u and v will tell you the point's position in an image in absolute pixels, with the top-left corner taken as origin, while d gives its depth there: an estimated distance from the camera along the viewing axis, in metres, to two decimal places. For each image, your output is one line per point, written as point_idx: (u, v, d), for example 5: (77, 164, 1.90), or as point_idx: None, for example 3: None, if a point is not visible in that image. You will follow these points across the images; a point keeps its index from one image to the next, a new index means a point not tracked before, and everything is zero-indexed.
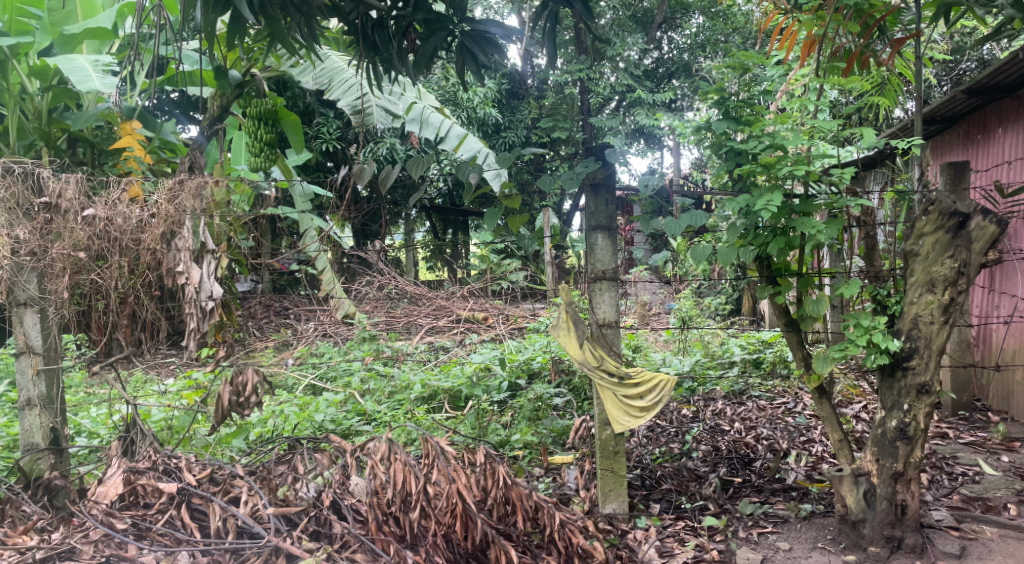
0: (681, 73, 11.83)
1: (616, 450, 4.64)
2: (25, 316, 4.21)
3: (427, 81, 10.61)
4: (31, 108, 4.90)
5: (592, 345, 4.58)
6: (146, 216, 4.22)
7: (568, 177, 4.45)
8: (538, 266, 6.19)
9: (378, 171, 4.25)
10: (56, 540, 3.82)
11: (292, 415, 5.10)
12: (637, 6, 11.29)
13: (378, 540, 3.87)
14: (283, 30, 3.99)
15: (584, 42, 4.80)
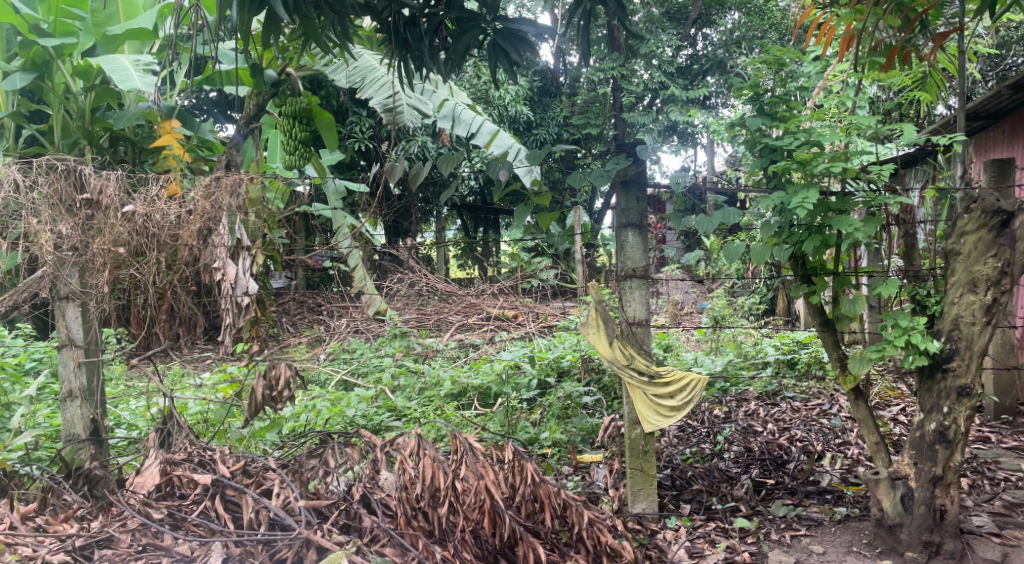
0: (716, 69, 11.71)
1: (646, 449, 4.62)
2: (67, 310, 4.16)
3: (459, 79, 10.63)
4: (75, 108, 5.05)
5: (623, 343, 4.55)
6: (183, 213, 4.33)
7: (600, 174, 4.44)
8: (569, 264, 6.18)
9: (409, 168, 4.27)
10: (95, 528, 3.92)
11: (324, 410, 5.16)
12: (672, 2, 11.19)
13: (407, 534, 3.91)
14: (317, 29, 4.02)
15: (618, 39, 4.77)
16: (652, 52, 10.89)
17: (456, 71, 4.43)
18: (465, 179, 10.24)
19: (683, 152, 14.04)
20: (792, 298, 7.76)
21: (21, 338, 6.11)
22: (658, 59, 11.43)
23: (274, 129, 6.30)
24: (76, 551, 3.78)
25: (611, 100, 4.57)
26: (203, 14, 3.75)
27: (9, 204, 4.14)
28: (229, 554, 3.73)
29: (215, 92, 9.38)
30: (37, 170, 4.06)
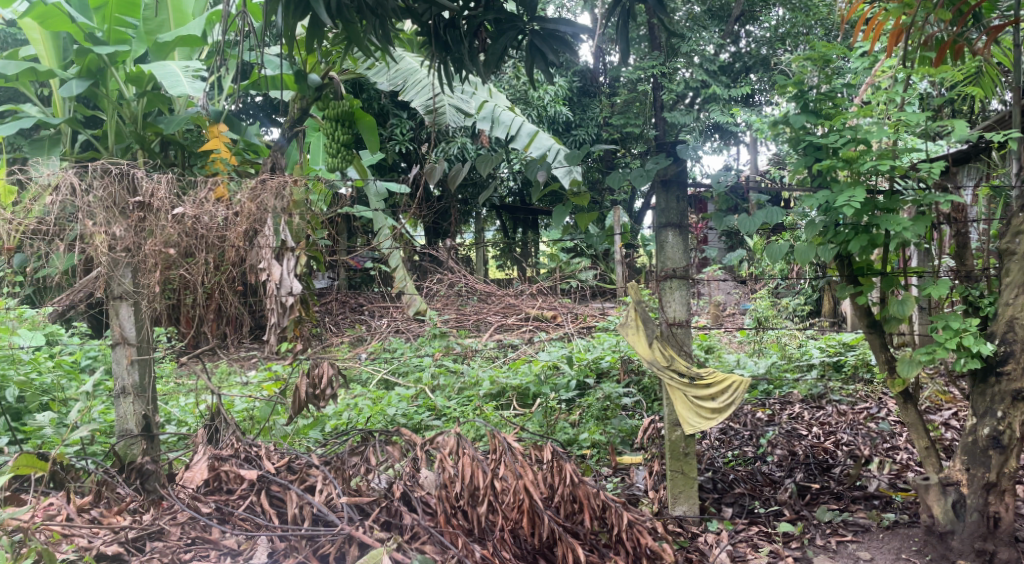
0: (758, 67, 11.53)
1: (686, 452, 4.59)
2: (121, 309, 4.32)
3: (499, 80, 10.66)
4: (128, 113, 5.21)
5: (663, 344, 4.54)
6: (231, 215, 4.38)
7: (639, 174, 4.43)
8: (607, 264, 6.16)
9: (448, 170, 4.33)
10: (146, 521, 4.04)
11: (365, 408, 5.22)
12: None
13: (447, 532, 3.95)
14: (358, 33, 4.08)
15: (659, 37, 4.73)
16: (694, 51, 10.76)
17: (494, 72, 4.44)
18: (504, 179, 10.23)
19: (726, 151, 13.87)
20: (838, 299, 7.60)
21: (78, 337, 6.32)
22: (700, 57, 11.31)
23: (316, 132, 6.38)
24: (129, 543, 3.91)
25: (651, 100, 4.54)
26: (249, 20, 3.83)
27: (65, 207, 4.27)
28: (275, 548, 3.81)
29: (262, 97, 9.55)
30: (92, 174, 4.20)
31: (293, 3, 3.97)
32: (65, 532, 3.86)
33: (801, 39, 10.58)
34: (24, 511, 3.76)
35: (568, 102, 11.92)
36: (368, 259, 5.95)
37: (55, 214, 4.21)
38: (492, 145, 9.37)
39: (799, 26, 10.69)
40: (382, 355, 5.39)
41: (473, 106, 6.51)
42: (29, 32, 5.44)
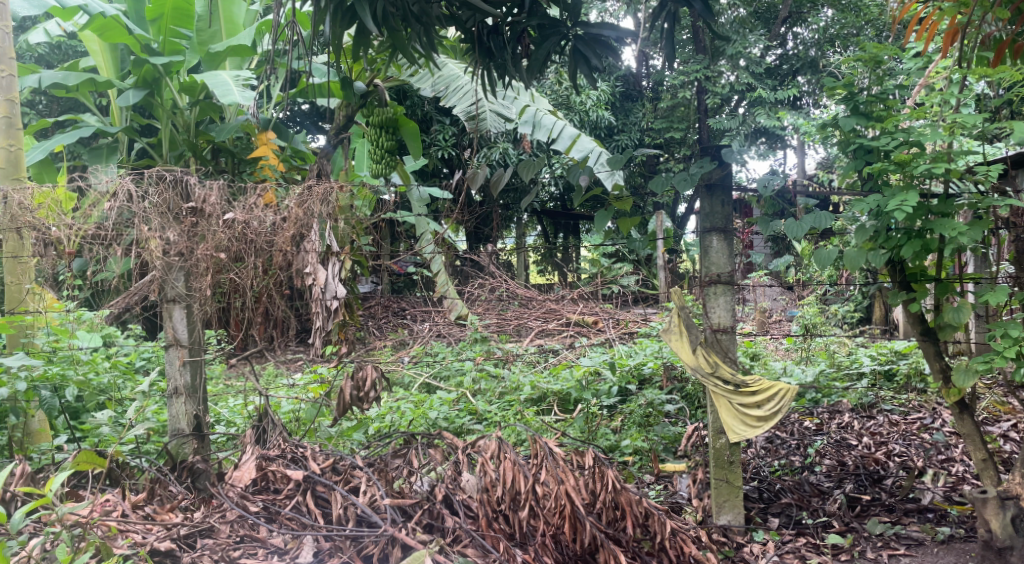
0: (807, 69, 11.30)
1: (731, 460, 4.51)
2: (174, 311, 4.44)
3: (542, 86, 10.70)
4: (181, 121, 5.39)
5: (707, 350, 4.49)
6: (279, 220, 4.47)
7: (683, 179, 4.38)
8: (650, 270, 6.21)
9: (491, 174, 4.35)
10: (197, 518, 4.14)
11: (408, 411, 5.27)
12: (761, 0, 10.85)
13: (488, 536, 3.97)
14: (403, 40, 4.14)
15: (703, 39, 4.69)
16: (740, 52, 10.60)
17: (537, 78, 4.45)
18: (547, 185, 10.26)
19: (773, 155, 13.66)
20: (888, 305, 7.42)
21: (134, 339, 6.52)
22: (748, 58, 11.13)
23: (361, 139, 6.49)
24: (180, 539, 4.01)
25: (695, 103, 4.49)
26: (297, 30, 3.92)
27: (122, 213, 4.34)
28: (320, 547, 3.86)
29: (309, 105, 9.78)
30: (148, 180, 4.28)
31: (339, 12, 4.04)
32: (121, 527, 3.97)
33: (852, 40, 10.34)
34: (82, 507, 3.78)
35: (611, 106, 11.89)
36: (410, 264, 6.09)
37: (113, 220, 4.30)
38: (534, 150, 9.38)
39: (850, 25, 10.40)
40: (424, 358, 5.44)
41: (515, 111, 6.47)
42: (88, 45, 5.66)
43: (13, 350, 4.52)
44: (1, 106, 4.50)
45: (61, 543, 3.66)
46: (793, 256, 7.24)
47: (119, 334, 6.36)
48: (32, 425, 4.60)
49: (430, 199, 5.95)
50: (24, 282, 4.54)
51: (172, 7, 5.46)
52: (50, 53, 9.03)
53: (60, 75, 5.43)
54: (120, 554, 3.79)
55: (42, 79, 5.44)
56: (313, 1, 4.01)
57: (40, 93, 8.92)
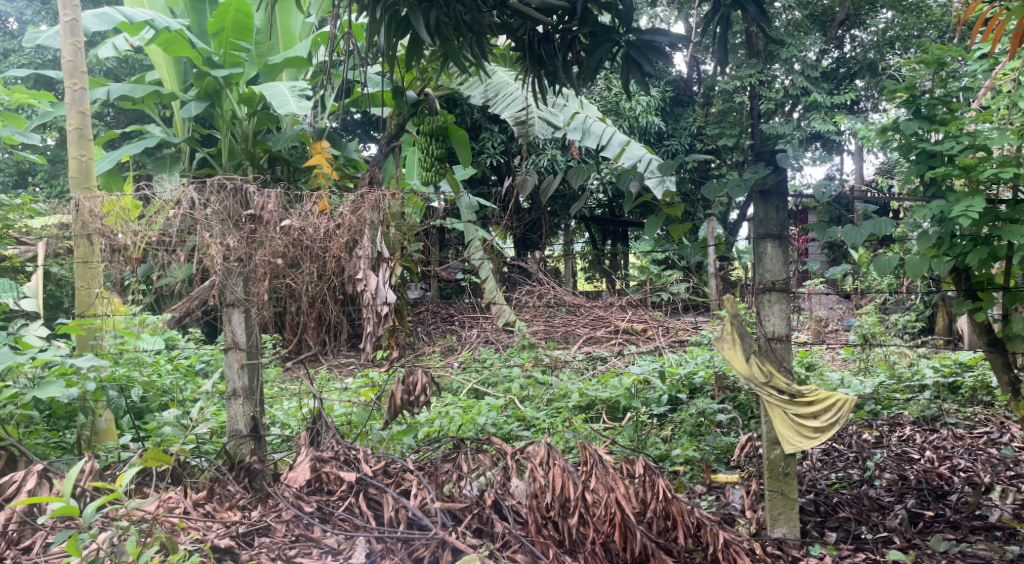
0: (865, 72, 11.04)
1: (786, 471, 4.41)
2: (233, 316, 4.57)
3: (591, 92, 10.69)
4: (240, 132, 5.54)
5: (762, 359, 4.36)
6: (332, 227, 4.50)
7: (737, 185, 4.32)
8: (701, 277, 6.17)
9: (540, 182, 4.41)
10: (255, 517, 4.26)
11: (456, 417, 5.30)
12: (816, 3, 10.36)
13: (538, 542, 3.98)
14: (455, 50, 4.19)
15: (757, 44, 4.62)
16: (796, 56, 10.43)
17: (588, 85, 4.44)
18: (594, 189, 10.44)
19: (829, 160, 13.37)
20: (950, 315, 7.18)
21: (194, 343, 6.72)
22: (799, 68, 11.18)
23: (412, 147, 6.54)
24: (239, 537, 4.13)
25: (749, 108, 4.42)
26: (352, 41, 4.02)
27: (186, 220, 4.47)
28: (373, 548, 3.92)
29: (361, 114, 10.03)
30: (210, 188, 4.40)
31: (393, 22, 4.12)
32: (184, 524, 4.09)
33: (913, 41, 10.06)
34: (151, 502, 3.90)
35: (661, 112, 11.82)
36: (460, 269, 5.95)
37: (177, 226, 4.41)
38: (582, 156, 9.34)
39: (910, 29, 10.15)
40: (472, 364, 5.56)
41: (563, 118, 6.36)
42: (152, 58, 5.92)
43: (82, 351, 4.71)
44: (74, 118, 4.66)
45: (131, 536, 3.75)
46: (850, 264, 7.05)
47: (180, 338, 6.55)
48: (99, 424, 4.78)
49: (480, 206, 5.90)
50: (93, 286, 4.68)
51: (233, 19, 5.68)
52: (117, 67, 9.47)
53: (127, 87, 5.63)
54: (184, 548, 3.92)
55: (111, 90, 5.60)
56: (368, 13, 4.09)
57: (109, 106, 9.35)
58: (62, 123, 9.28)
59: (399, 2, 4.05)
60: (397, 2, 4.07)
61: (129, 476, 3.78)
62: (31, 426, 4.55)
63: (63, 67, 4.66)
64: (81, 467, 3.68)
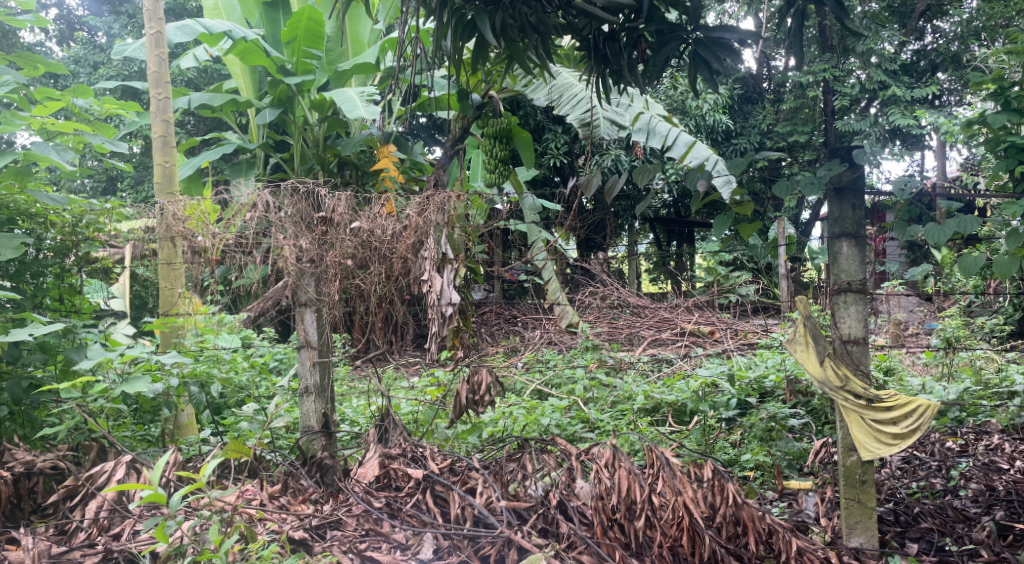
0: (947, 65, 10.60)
1: (863, 479, 4.23)
2: (306, 315, 4.64)
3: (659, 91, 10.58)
4: (311, 137, 5.79)
5: (836, 362, 4.19)
6: (400, 228, 4.61)
7: (809, 183, 4.18)
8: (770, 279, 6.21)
9: (605, 182, 4.39)
10: (327, 511, 4.36)
11: (521, 417, 5.30)
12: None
13: (604, 544, 3.97)
14: (520, 51, 4.19)
15: (831, 37, 4.39)
16: (873, 49, 10.07)
17: (653, 85, 4.31)
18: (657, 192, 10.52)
19: (910, 157, 12.85)
20: None
21: (269, 342, 6.94)
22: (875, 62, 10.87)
23: (477, 150, 6.52)
24: (312, 529, 4.22)
25: (821, 103, 4.26)
26: (420, 46, 4.06)
27: (261, 222, 4.56)
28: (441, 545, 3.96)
29: (429, 117, 10.19)
30: (285, 192, 4.51)
31: (460, 26, 4.16)
32: (261, 515, 4.22)
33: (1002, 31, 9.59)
34: (231, 492, 4.05)
35: (729, 110, 11.60)
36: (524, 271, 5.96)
37: (253, 228, 4.50)
38: (649, 155, 9.23)
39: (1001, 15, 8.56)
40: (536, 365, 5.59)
41: (628, 118, 6.25)
42: (231, 67, 6.20)
43: (166, 348, 4.94)
44: (158, 126, 4.88)
45: (214, 524, 3.89)
46: (931, 264, 6.75)
47: (255, 337, 6.79)
48: (181, 419, 4.94)
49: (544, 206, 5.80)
50: (176, 286, 4.93)
51: (305, 28, 5.65)
52: (198, 77, 9.92)
53: (207, 96, 5.88)
54: (263, 538, 4.05)
55: (192, 100, 5.89)
56: (436, 17, 4.12)
57: (188, 113, 9.84)
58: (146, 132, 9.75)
59: (466, 5, 4.09)
60: (463, 6, 4.11)
61: (211, 466, 3.90)
62: (119, 419, 4.91)
63: (149, 78, 4.89)
64: (167, 458, 3.82)
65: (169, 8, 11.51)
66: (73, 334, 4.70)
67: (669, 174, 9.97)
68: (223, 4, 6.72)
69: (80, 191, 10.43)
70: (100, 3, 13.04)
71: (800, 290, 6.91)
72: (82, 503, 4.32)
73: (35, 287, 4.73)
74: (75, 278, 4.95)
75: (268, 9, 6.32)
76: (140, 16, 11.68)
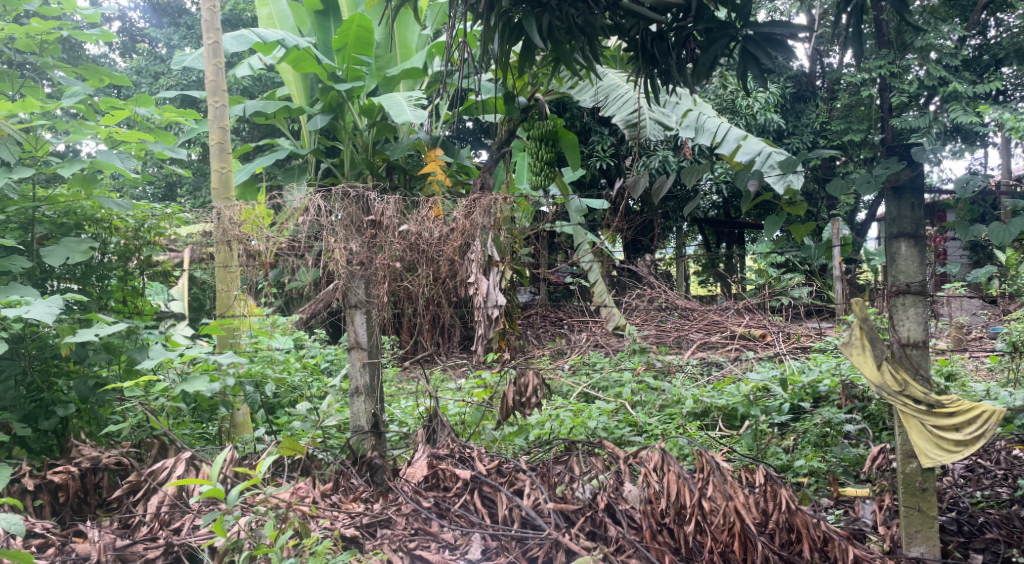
0: (1013, 57, 9.91)
1: (924, 487, 4.05)
2: (355, 317, 4.76)
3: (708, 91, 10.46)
4: (360, 142, 5.89)
5: (894, 366, 4.04)
6: (447, 231, 4.66)
7: (865, 181, 4.01)
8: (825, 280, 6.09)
9: (653, 183, 4.33)
10: (377, 509, 4.38)
11: (567, 419, 5.26)
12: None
13: (653, 548, 3.93)
14: (567, 53, 4.11)
15: (888, 32, 4.14)
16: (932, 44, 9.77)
17: (703, 85, 4.17)
18: (707, 192, 10.46)
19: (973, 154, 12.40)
20: None
21: (320, 343, 7.09)
22: (934, 57, 10.56)
23: (522, 152, 6.55)
24: (362, 528, 4.26)
25: (878, 101, 4.10)
26: (467, 50, 4.03)
27: (313, 227, 4.65)
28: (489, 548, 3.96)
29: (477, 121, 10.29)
30: (335, 197, 4.57)
31: (507, 29, 4.10)
32: (314, 512, 4.26)
33: None
34: (286, 488, 4.12)
35: (780, 109, 11.42)
36: (569, 273, 6.09)
37: (305, 232, 4.61)
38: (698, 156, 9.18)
39: None
40: (583, 368, 5.59)
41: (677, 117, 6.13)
42: (283, 75, 6.34)
43: (222, 349, 5.08)
44: (216, 133, 5.02)
45: (271, 520, 3.99)
46: (995, 265, 6.48)
47: (307, 338, 6.96)
48: (237, 417, 5.12)
49: (590, 208, 5.84)
50: (232, 289, 4.99)
51: (355, 36, 5.79)
52: (252, 85, 10.22)
53: (261, 104, 6.04)
54: (316, 535, 4.10)
55: (246, 107, 6.04)
56: (482, 20, 4.08)
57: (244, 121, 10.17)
58: (204, 139, 10.10)
59: (513, 8, 4.03)
60: (510, 8, 4.05)
61: (267, 463, 3.99)
62: (179, 418, 5.08)
63: (206, 87, 5.04)
64: (225, 453, 3.91)
65: (226, 18, 11.90)
66: (135, 334, 4.85)
67: (719, 174, 9.86)
68: (277, 14, 6.89)
69: (142, 197, 10.84)
70: (160, 17, 13.63)
71: (855, 293, 6.74)
72: (144, 498, 4.48)
73: (101, 289, 4.96)
74: (137, 280, 5.17)
75: (320, 18, 6.53)
76: (199, 29, 12.15)
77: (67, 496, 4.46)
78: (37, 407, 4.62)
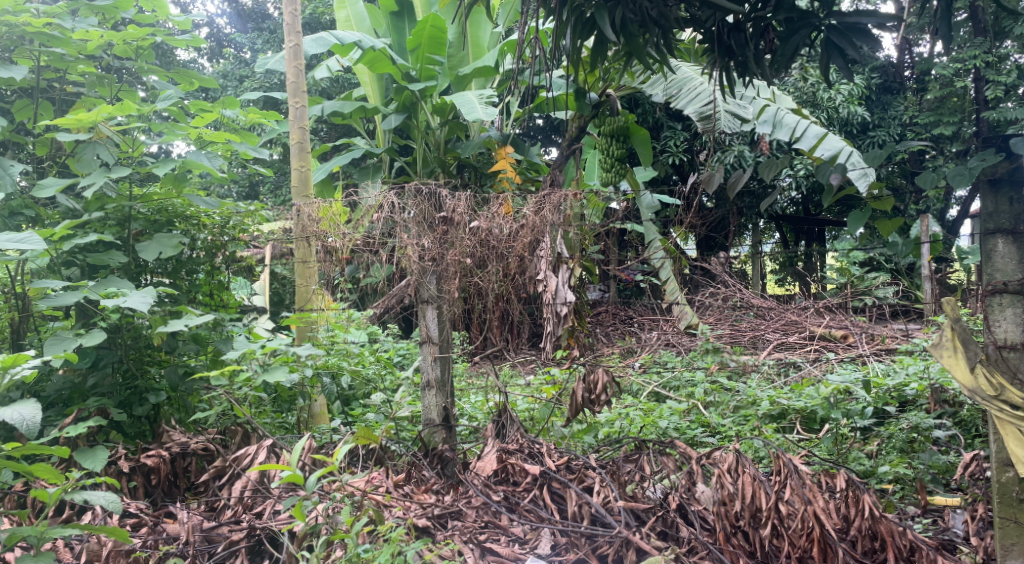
0: None
1: (1022, 498, 3.78)
2: (427, 312, 4.48)
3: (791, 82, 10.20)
4: (433, 142, 6.25)
5: (989, 370, 3.77)
6: (517, 227, 4.71)
7: (958, 174, 3.72)
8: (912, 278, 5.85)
9: (729, 178, 4.17)
10: (448, 501, 4.39)
11: (637, 418, 5.30)
12: None
13: (727, 551, 3.84)
14: (640, 47, 3.95)
15: (984, 19, 3.92)
16: None
17: (782, 77, 3.93)
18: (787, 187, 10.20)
19: None
20: None
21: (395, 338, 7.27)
22: None
23: (591, 150, 6.65)
24: (434, 518, 4.24)
25: (971, 92, 3.82)
26: (538, 46, 3.96)
27: (387, 223, 4.72)
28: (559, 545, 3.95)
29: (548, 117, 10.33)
30: (408, 194, 4.60)
31: (579, 24, 3.98)
32: (387, 501, 4.29)
33: None
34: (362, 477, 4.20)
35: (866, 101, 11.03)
36: (640, 271, 6.26)
37: (379, 228, 4.68)
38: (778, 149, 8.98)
39: None
40: (654, 366, 5.48)
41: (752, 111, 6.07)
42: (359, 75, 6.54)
43: (302, 341, 5.23)
44: (296, 133, 5.18)
45: (347, 506, 4.09)
46: None
47: (382, 332, 7.16)
48: (315, 407, 5.24)
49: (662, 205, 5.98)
50: (310, 283, 5.11)
51: (429, 36, 5.82)
52: (331, 86, 10.58)
53: (338, 104, 6.20)
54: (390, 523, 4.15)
55: (325, 107, 6.21)
56: (555, 16, 4.01)
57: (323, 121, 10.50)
58: (287, 139, 10.49)
59: (585, 3, 3.91)
60: (583, 3, 3.94)
61: (342, 452, 4.09)
62: (261, 406, 5.19)
63: (288, 87, 5.19)
64: (304, 442, 4.01)
65: (307, 22, 12.30)
66: (221, 327, 5.20)
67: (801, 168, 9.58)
68: (354, 15, 7.07)
69: (228, 195, 11.31)
70: (246, 22, 14.46)
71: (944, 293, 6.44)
72: (228, 482, 4.66)
73: (190, 283, 5.24)
74: (223, 274, 5.45)
75: (395, 19, 6.72)
76: (281, 33, 12.61)
77: (159, 478, 4.71)
78: (132, 394, 4.88)
